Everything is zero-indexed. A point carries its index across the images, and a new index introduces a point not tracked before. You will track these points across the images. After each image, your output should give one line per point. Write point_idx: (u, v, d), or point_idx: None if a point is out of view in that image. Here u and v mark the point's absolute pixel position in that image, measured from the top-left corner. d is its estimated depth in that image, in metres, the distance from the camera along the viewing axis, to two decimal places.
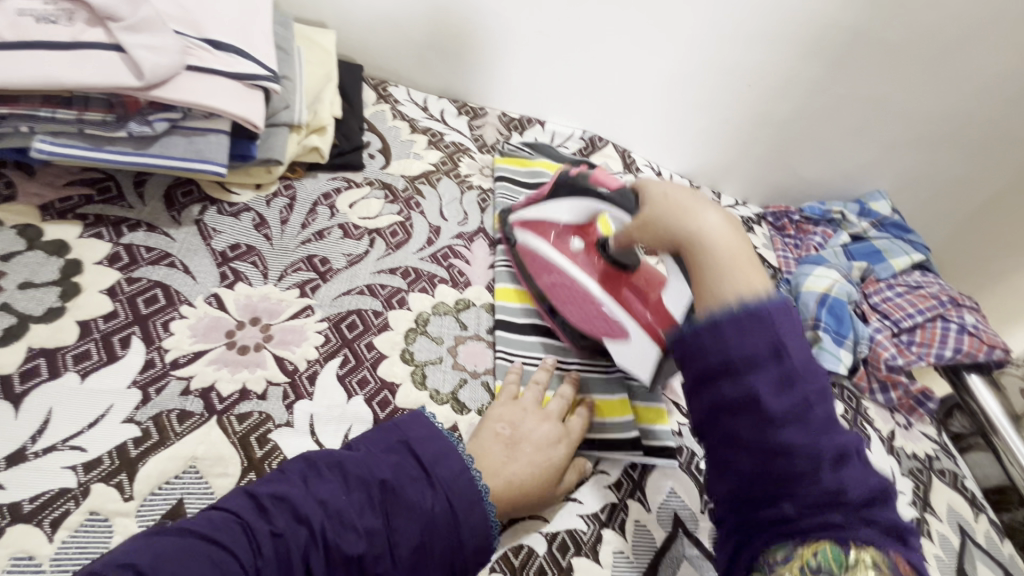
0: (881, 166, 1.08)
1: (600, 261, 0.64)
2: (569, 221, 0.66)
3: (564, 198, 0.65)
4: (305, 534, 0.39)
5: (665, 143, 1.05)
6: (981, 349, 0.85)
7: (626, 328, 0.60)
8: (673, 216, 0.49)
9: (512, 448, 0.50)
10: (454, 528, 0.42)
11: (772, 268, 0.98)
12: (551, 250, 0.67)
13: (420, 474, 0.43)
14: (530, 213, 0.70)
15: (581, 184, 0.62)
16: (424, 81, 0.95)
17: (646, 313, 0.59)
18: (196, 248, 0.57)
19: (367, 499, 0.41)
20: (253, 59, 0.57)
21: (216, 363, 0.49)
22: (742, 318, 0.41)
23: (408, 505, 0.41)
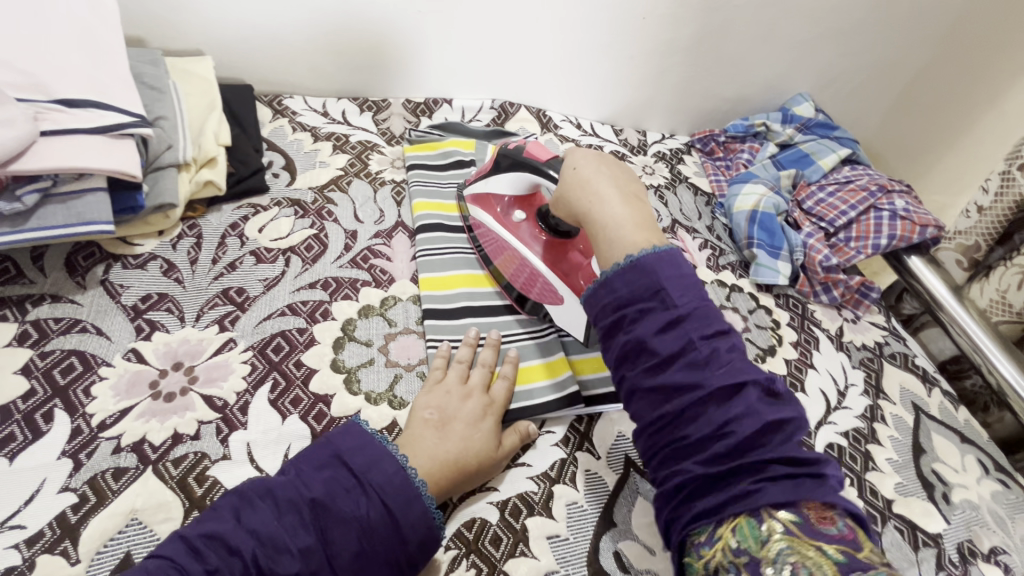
0: (797, 69, 1.07)
1: (540, 231, 0.67)
2: (513, 195, 0.70)
3: (504, 174, 0.68)
4: (240, 565, 0.39)
5: (578, 93, 1.04)
6: (914, 231, 0.86)
7: (557, 291, 0.64)
8: (570, 191, 0.58)
9: (444, 428, 0.52)
10: (393, 529, 0.44)
11: (705, 195, 0.98)
12: (497, 225, 0.69)
13: (353, 483, 0.44)
14: (478, 187, 0.71)
15: (520, 159, 0.66)
16: (321, 85, 0.93)
17: (579, 279, 0.64)
18: (106, 308, 0.57)
19: (300, 519, 0.42)
20: (115, 109, 0.57)
21: (144, 416, 0.50)
22: (627, 271, 0.49)
23: (343, 518, 0.42)
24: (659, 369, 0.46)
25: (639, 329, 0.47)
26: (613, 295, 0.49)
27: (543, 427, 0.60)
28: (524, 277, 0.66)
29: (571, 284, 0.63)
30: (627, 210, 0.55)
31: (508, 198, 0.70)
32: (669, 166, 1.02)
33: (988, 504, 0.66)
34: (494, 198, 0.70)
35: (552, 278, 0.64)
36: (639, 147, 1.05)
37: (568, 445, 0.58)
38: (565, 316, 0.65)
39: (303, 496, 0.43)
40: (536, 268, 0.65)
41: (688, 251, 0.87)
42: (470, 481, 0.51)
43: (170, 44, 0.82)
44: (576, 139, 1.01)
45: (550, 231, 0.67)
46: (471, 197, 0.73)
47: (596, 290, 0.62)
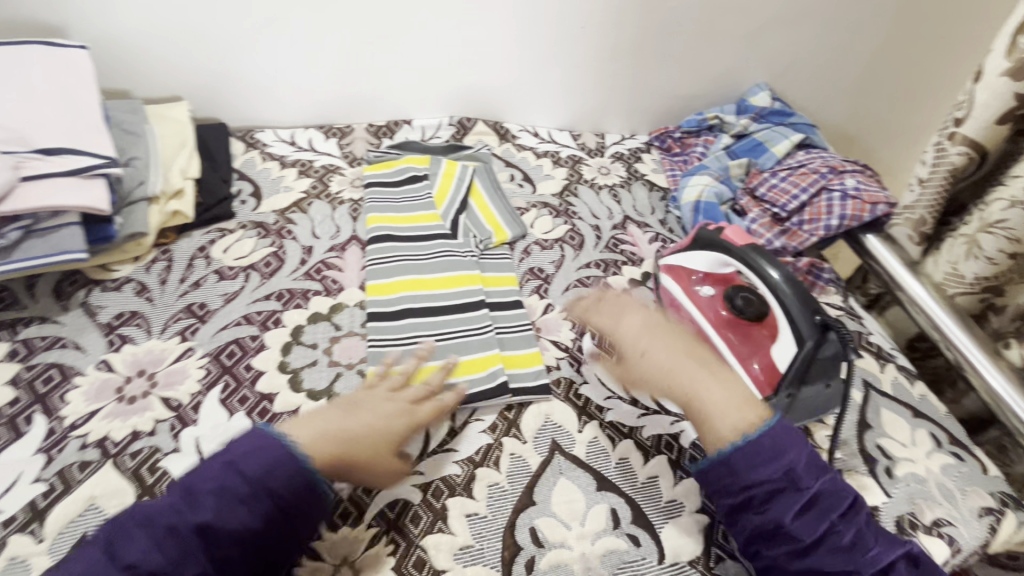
0: (751, 61, 1.08)
1: (727, 313, 0.68)
2: (706, 271, 0.72)
3: (702, 250, 0.71)
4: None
5: (533, 104, 1.09)
6: (864, 209, 0.86)
7: (735, 376, 0.66)
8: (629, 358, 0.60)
9: (351, 408, 0.54)
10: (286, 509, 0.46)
11: (661, 190, 1.01)
12: (686, 296, 0.72)
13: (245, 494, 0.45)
14: (673, 259, 0.76)
15: (715, 240, 0.70)
16: (291, 118, 1.01)
17: (753, 363, 0.65)
18: (85, 326, 0.65)
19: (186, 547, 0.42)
20: (87, 153, 0.66)
21: (109, 416, 0.58)
22: (746, 449, 0.50)
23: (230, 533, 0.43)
24: (801, 554, 0.47)
25: (774, 512, 0.48)
26: (741, 481, 0.49)
27: (472, 415, 0.63)
28: (714, 359, 0.68)
29: (748, 369, 0.65)
30: (722, 386, 0.55)
31: (703, 272, 0.73)
32: (626, 165, 1.05)
33: (936, 477, 0.65)
34: (687, 271, 0.74)
35: (732, 360, 0.66)
36: (597, 149, 1.09)
37: (495, 431, 0.62)
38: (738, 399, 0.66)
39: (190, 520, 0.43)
40: (714, 347, 0.68)
41: (638, 245, 0.89)
42: (359, 469, 0.51)
43: (151, 93, 0.93)
44: (534, 147, 1.06)
45: (734, 312, 0.67)
46: (664, 266, 0.77)
47: (767, 367, 0.63)
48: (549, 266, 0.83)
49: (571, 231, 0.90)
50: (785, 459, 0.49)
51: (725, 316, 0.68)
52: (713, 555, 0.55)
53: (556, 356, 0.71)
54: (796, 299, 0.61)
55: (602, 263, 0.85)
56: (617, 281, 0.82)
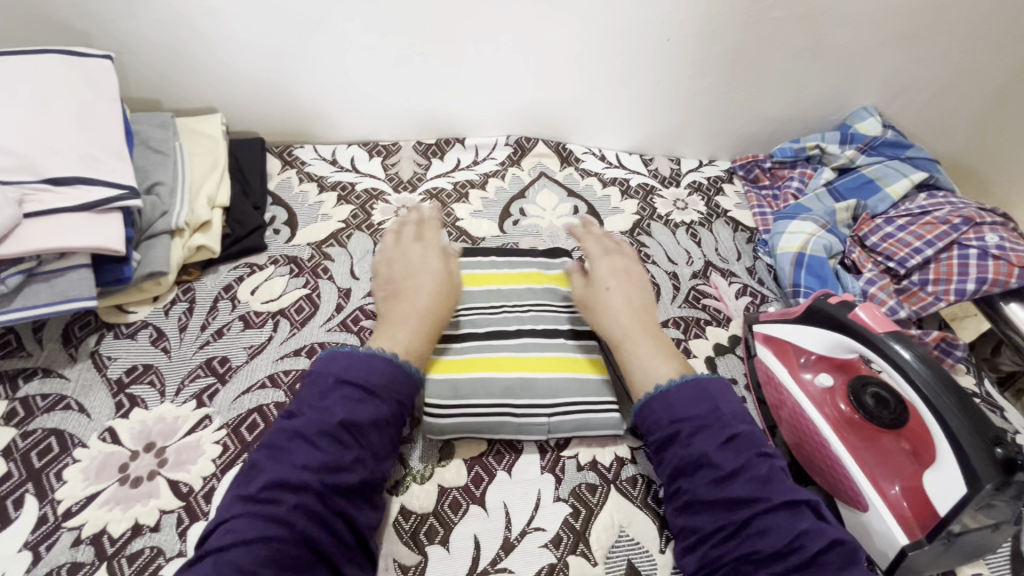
0: (859, 80, 0.92)
1: (850, 411, 0.56)
2: (821, 353, 0.59)
3: (816, 328, 0.58)
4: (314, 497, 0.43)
5: (601, 123, 0.96)
6: (1011, 273, 0.70)
7: (864, 498, 0.51)
8: (602, 318, 0.62)
9: (398, 297, 0.60)
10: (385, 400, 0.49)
11: (747, 230, 0.87)
12: (793, 381, 0.60)
13: (364, 395, 0.48)
14: (775, 331, 0.63)
15: (842, 320, 0.55)
16: (333, 133, 0.92)
17: (892, 486, 0.51)
18: (92, 383, 0.57)
19: (338, 442, 0.46)
20: (101, 183, 0.57)
21: (108, 503, 0.49)
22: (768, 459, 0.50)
23: (370, 424, 0.47)
24: (723, 483, 0.46)
25: (697, 445, 0.49)
26: (671, 410, 0.51)
27: (530, 524, 0.52)
28: (829, 471, 0.55)
29: (883, 492, 0.51)
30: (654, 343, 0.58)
31: (816, 354, 0.59)
32: (706, 198, 0.92)
33: None
34: (795, 351, 0.61)
35: (859, 478, 0.52)
36: (671, 177, 0.95)
37: (559, 547, 0.51)
38: (863, 527, 0.51)
39: (328, 422, 0.46)
40: (833, 453, 0.54)
41: (723, 300, 0.76)
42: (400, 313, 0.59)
43: (183, 104, 0.85)
44: (599, 172, 0.94)
45: (864, 413, 0.55)
46: (762, 336, 0.65)
47: (916, 500, 0.49)
48: None
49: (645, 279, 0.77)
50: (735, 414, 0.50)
51: (846, 413, 0.56)
52: None
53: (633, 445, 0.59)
54: (958, 413, 0.45)
55: (682, 322, 0.72)
56: (700, 346, 0.70)
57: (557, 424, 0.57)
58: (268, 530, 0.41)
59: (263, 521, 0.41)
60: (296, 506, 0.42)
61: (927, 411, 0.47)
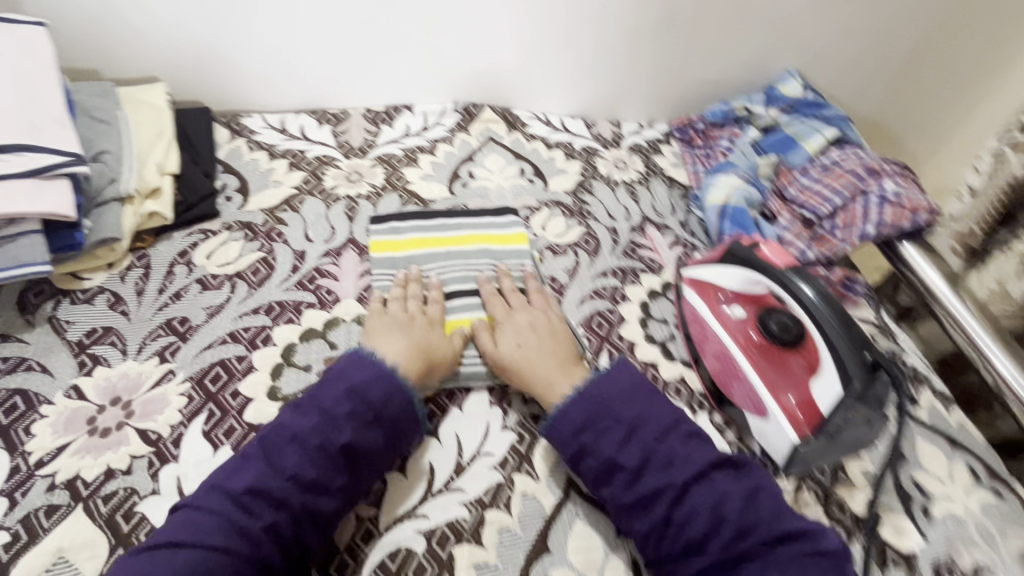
0: (783, 43, 0.99)
1: (758, 338, 0.64)
2: (736, 290, 0.67)
3: (733, 268, 0.66)
4: (287, 516, 0.47)
5: (546, 89, 1.00)
6: (904, 217, 0.79)
7: (766, 406, 0.60)
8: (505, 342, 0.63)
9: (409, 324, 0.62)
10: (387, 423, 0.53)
11: (682, 188, 0.94)
12: (712, 315, 0.67)
13: (371, 420, 0.52)
14: (698, 272, 0.70)
15: (755, 258, 0.64)
16: (280, 101, 0.93)
17: (788, 396, 0.60)
18: (52, 345, 0.59)
19: (333, 465, 0.49)
20: (48, 151, 0.58)
21: (80, 452, 0.52)
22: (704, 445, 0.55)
23: (369, 450, 0.51)
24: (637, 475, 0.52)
25: (603, 450, 0.53)
26: (582, 413, 0.55)
27: (480, 450, 0.58)
28: (741, 390, 0.63)
29: (781, 401, 0.60)
30: (552, 360, 0.61)
31: (732, 291, 0.67)
32: (645, 158, 0.98)
33: (974, 517, 0.61)
34: (714, 288, 0.68)
35: (764, 393, 0.61)
36: (613, 140, 1.01)
37: (506, 467, 0.57)
38: (766, 433, 0.60)
39: (331, 441, 0.50)
40: (743, 373, 0.63)
41: (657, 251, 0.82)
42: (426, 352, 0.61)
43: (123, 74, 0.84)
44: (545, 136, 0.98)
45: (771, 338, 0.63)
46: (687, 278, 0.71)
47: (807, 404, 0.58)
48: (562, 275, 0.77)
49: (587, 234, 0.83)
50: (627, 404, 0.55)
51: (755, 340, 0.64)
52: None
53: None
54: (838, 327, 0.57)
55: (620, 272, 0.78)
56: (635, 292, 0.76)
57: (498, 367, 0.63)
58: (229, 542, 0.45)
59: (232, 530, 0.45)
60: (267, 525, 0.46)
61: (816, 330, 0.59)
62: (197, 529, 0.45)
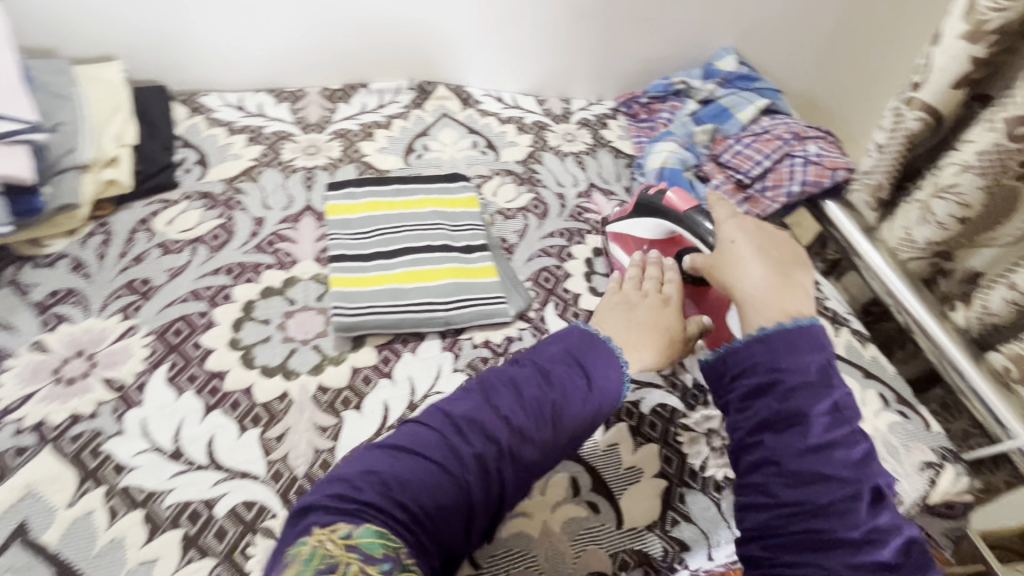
0: (717, 22, 1.05)
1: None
2: (650, 239, 0.73)
3: (642, 218, 0.72)
4: (475, 461, 0.44)
5: (499, 68, 1.05)
6: (825, 175, 0.86)
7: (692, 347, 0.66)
8: (723, 268, 0.60)
9: (630, 307, 0.61)
10: (594, 402, 0.50)
11: (627, 157, 0.99)
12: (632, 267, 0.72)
13: (586, 386, 0.50)
14: (619, 227, 0.76)
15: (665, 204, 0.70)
16: (238, 81, 0.95)
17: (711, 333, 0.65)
18: (16, 305, 0.61)
19: (539, 408, 0.47)
20: (4, 117, 0.60)
21: (46, 399, 0.55)
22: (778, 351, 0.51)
23: (572, 416, 0.49)
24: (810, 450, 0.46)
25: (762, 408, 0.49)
26: (755, 359, 0.51)
27: (432, 389, 0.62)
28: None
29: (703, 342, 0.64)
30: (773, 290, 0.55)
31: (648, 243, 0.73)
32: (593, 131, 1.03)
33: (882, 435, 0.68)
34: (631, 239, 0.74)
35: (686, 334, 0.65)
36: (563, 115, 1.06)
37: None
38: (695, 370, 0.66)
39: (475, 415, 0.47)
40: None
41: (602, 213, 0.88)
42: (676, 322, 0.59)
43: (79, 52, 0.86)
44: (498, 112, 1.03)
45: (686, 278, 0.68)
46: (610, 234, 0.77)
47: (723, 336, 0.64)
48: (512, 236, 0.82)
49: (535, 199, 0.88)
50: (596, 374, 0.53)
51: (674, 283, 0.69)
52: (669, 519, 0.57)
53: (519, 327, 0.70)
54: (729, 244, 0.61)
55: (567, 233, 0.84)
56: (581, 250, 0.82)
57: (452, 315, 0.67)
58: (448, 463, 0.43)
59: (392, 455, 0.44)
60: (477, 452, 0.44)
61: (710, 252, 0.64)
62: (413, 456, 0.44)
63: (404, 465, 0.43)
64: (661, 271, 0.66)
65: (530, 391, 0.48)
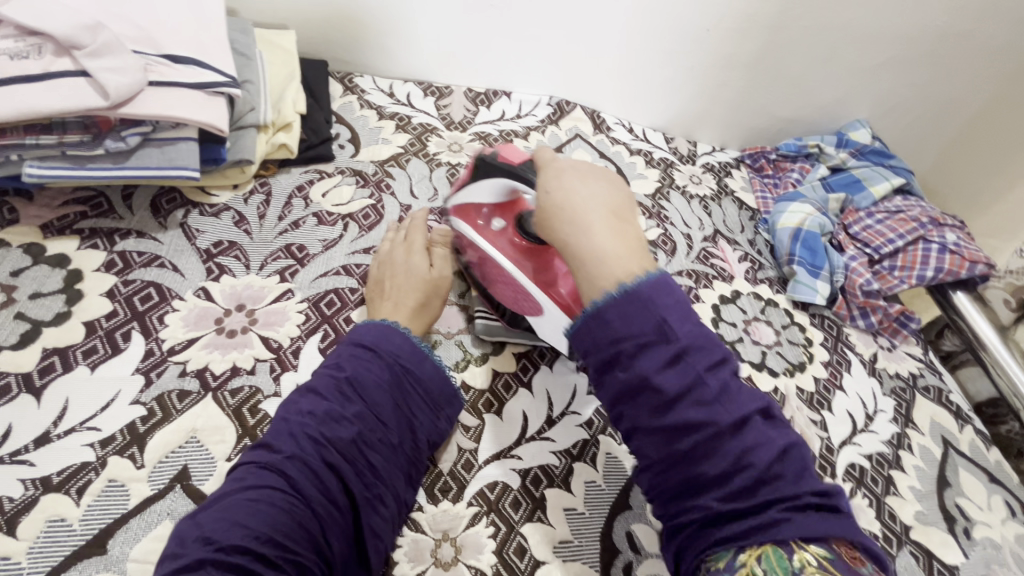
0: (858, 94, 1.05)
1: (521, 240, 0.62)
2: (492, 204, 0.63)
3: (484, 180, 0.61)
4: (313, 448, 0.45)
5: (635, 100, 1.06)
6: (963, 266, 0.85)
7: (540, 304, 0.60)
8: (551, 219, 0.50)
9: (382, 291, 0.61)
10: (394, 367, 0.52)
11: (750, 210, 0.99)
12: (476, 236, 0.64)
13: (369, 354, 0.52)
14: (456, 196, 0.66)
15: (493, 163, 0.60)
16: (389, 69, 0.98)
17: (562, 291, 0.60)
18: (183, 248, 0.62)
19: (341, 394, 0.49)
20: (212, 68, 0.61)
21: (209, 347, 0.55)
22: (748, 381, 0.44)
23: (374, 386, 0.50)
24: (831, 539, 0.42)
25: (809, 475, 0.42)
26: (606, 325, 0.44)
27: (568, 408, 0.61)
28: (514, 300, 0.63)
29: (553, 296, 0.59)
30: (612, 239, 0.47)
31: (489, 206, 0.64)
32: (717, 178, 1.03)
33: (1010, 545, 0.66)
34: (474, 209, 0.64)
35: (534, 291, 0.60)
36: (688, 156, 1.06)
37: (592, 427, 0.60)
38: (547, 328, 0.60)
39: (335, 376, 0.49)
40: (517, 282, 0.61)
41: (728, 262, 0.87)
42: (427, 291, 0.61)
43: (256, 18, 0.89)
44: (627, 142, 1.04)
45: (530, 239, 0.62)
46: (452, 207, 0.67)
47: (572, 290, 0.59)
48: None
49: (664, 236, 0.88)
50: (404, 354, 0.53)
51: (519, 245, 0.62)
52: None
53: None
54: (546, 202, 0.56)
55: (693, 274, 0.84)
56: (708, 294, 0.81)
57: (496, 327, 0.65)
58: (267, 479, 0.43)
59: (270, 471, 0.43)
60: (291, 455, 0.44)
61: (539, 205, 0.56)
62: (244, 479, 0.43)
63: (235, 505, 0.41)
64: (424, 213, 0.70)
65: (326, 381, 0.49)
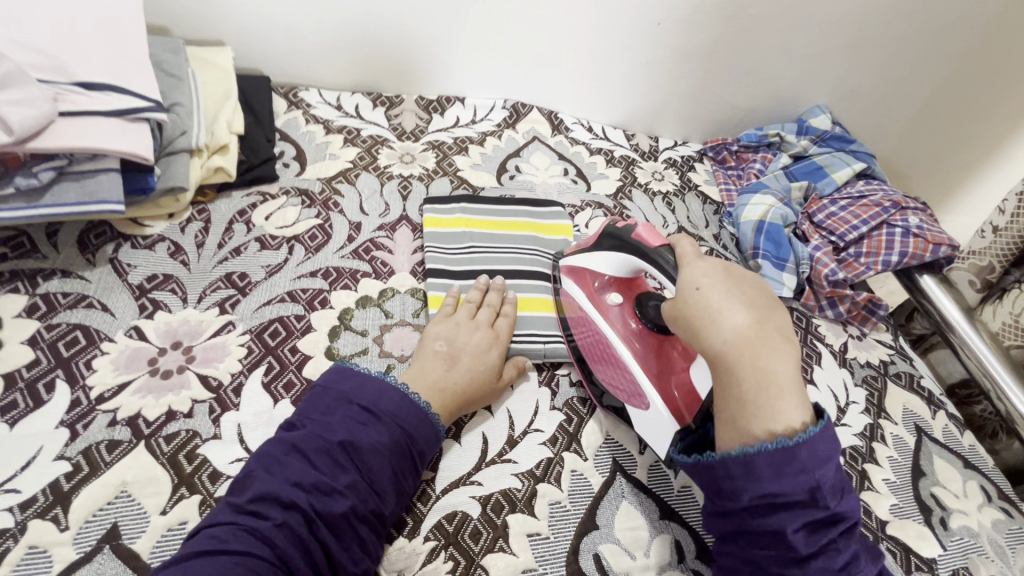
0: (813, 79, 1.04)
1: (639, 326, 0.60)
2: (613, 275, 0.63)
3: (609, 251, 0.61)
4: (300, 516, 0.43)
5: (594, 98, 1.04)
6: (927, 249, 0.84)
7: (648, 398, 0.56)
8: (697, 321, 0.46)
9: (451, 361, 0.57)
10: (395, 431, 0.49)
11: (714, 204, 0.97)
12: (586, 301, 0.64)
13: (368, 418, 0.49)
14: (575, 260, 0.66)
15: (625, 239, 0.58)
16: (337, 81, 0.94)
17: (674, 389, 0.55)
18: (114, 286, 0.59)
19: (334, 462, 0.46)
20: (133, 93, 0.58)
21: (142, 391, 0.52)
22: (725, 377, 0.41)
23: (370, 450, 0.47)
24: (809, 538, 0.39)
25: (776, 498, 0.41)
26: (757, 483, 0.41)
27: (530, 426, 0.59)
28: (610, 378, 0.60)
29: (663, 392, 0.55)
30: (768, 362, 0.43)
31: (608, 276, 0.63)
32: (680, 173, 1.02)
33: (987, 532, 0.65)
34: (591, 275, 0.64)
35: (641, 376, 0.57)
36: (650, 152, 1.05)
37: (555, 444, 0.58)
38: (647, 423, 0.57)
39: (328, 441, 0.46)
40: (619, 358, 0.59)
41: None
42: (483, 394, 0.57)
43: (192, 35, 0.85)
44: (587, 141, 1.02)
45: (651, 325, 0.59)
46: (567, 269, 0.67)
47: (688, 392, 0.54)
48: None
49: None
50: (403, 414, 0.50)
51: (635, 329, 0.60)
52: None
53: None
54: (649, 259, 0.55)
55: None
56: None
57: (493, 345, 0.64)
58: (253, 545, 0.41)
59: (253, 536, 0.41)
60: (279, 523, 0.42)
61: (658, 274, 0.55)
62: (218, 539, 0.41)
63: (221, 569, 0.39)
64: (501, 299, 0.66)
65: (317, 446, 0.46)
